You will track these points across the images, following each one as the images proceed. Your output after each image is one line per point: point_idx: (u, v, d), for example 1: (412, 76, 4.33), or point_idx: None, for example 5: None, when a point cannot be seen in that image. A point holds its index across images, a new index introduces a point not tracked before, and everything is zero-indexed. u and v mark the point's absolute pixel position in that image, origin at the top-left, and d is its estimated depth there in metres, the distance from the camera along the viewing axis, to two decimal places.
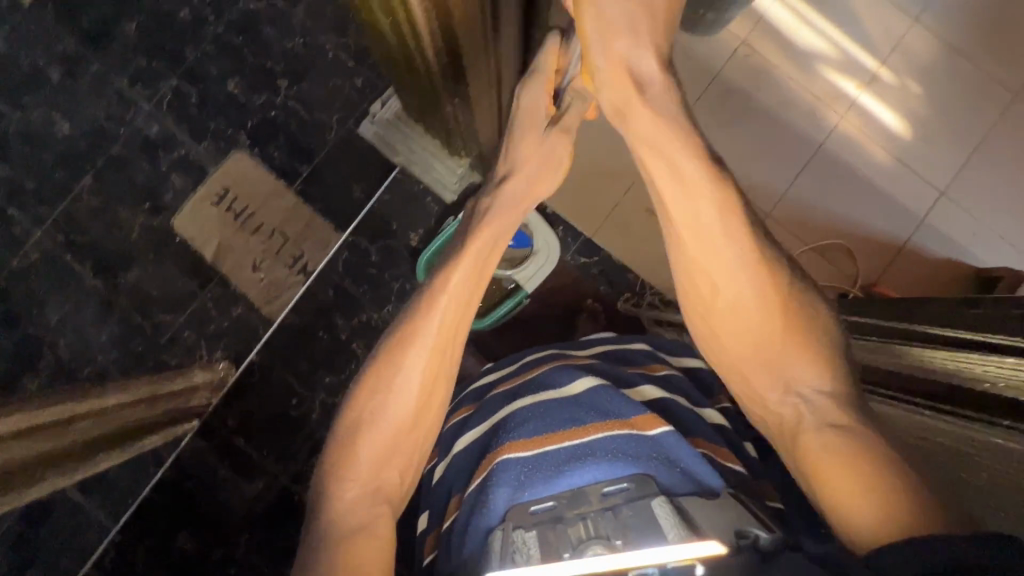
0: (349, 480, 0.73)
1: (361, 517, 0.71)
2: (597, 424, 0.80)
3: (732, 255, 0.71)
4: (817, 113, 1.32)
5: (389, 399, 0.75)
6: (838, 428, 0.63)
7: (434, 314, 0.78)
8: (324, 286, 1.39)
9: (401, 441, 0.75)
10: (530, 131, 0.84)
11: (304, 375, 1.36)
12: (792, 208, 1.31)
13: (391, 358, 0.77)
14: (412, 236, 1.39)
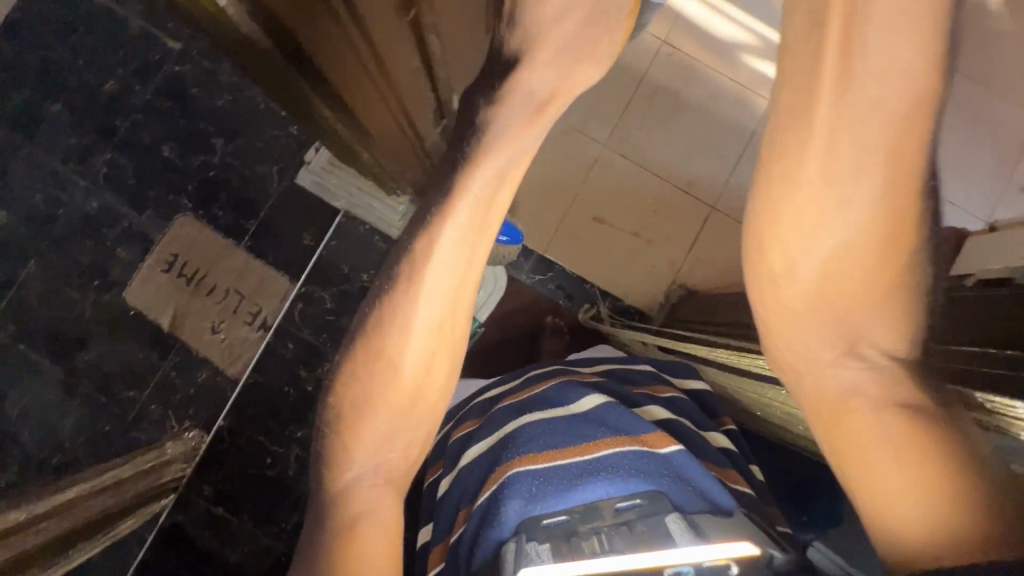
0: (354, 460, 0.68)
1: (367, 496, 0.67)
2: (608, 440, 0.78)
3: (849, 181, 0.56)
4: (745, 101, 1.34)
5: (383, 375, 0.67)
6: (910, 409, 0.51)
7: (419, 295, 0.66)
8: (284, 340, 1.38)
9: (400, 422, 0.69)
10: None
11: (275, 433, 1.35)
12: (736, 196, 1.32)
13: (384, 331, 0.68)
14: (365, 276, 1.38)
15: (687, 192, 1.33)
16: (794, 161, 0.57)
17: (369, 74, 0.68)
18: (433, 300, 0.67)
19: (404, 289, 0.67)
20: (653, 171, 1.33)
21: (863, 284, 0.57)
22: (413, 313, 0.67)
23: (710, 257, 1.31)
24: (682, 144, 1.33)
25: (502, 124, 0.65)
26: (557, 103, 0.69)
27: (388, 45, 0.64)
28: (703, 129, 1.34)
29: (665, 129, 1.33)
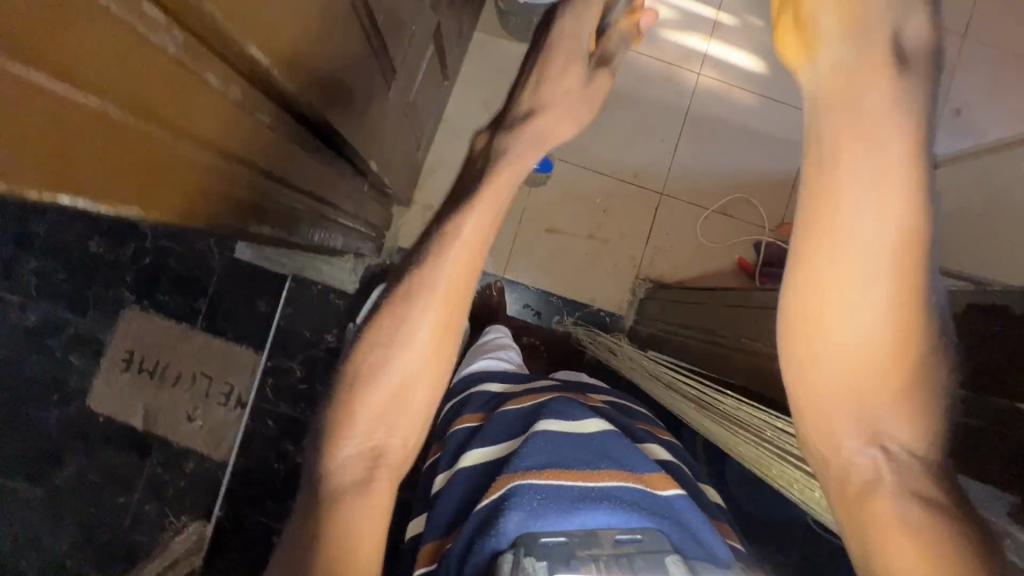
0: (353, 428, 0.55)
1: (356, 471, 0.54)
2: (609, 469, 0.73)
3: (882, 244, 0.40)
4: (674, 79, 1.30)
5: (395, 342, 0.56)
6: (930, 503, 0.39)
7: (438, 283, 0.56)
8: (263, 418, 1.32)
9: (399, 408, 0.56)
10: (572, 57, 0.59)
11: (274, 511, 1.33)
12: (683, 178, 1.31)
13: (402, 305, 0.56)
14: (329, 336, 1.31)
15: (635, 183, 1.30)
16: (827, 208, 0.41)
17: (286, 189, 0.66)
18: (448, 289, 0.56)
19: (429, 262, 0.56)
20: (596, 169, 1.30)
21: (890, 376, 0.41)
22: (436, 287, 0.55)
23: (670, 244, 1.30)
24: (620, 135, 1.30)
25: (524, 140, 0.56)
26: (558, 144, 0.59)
27: (289, 152, 0.61)
28: (638, 115, 1.30)
29: (600, 122, 1.30)
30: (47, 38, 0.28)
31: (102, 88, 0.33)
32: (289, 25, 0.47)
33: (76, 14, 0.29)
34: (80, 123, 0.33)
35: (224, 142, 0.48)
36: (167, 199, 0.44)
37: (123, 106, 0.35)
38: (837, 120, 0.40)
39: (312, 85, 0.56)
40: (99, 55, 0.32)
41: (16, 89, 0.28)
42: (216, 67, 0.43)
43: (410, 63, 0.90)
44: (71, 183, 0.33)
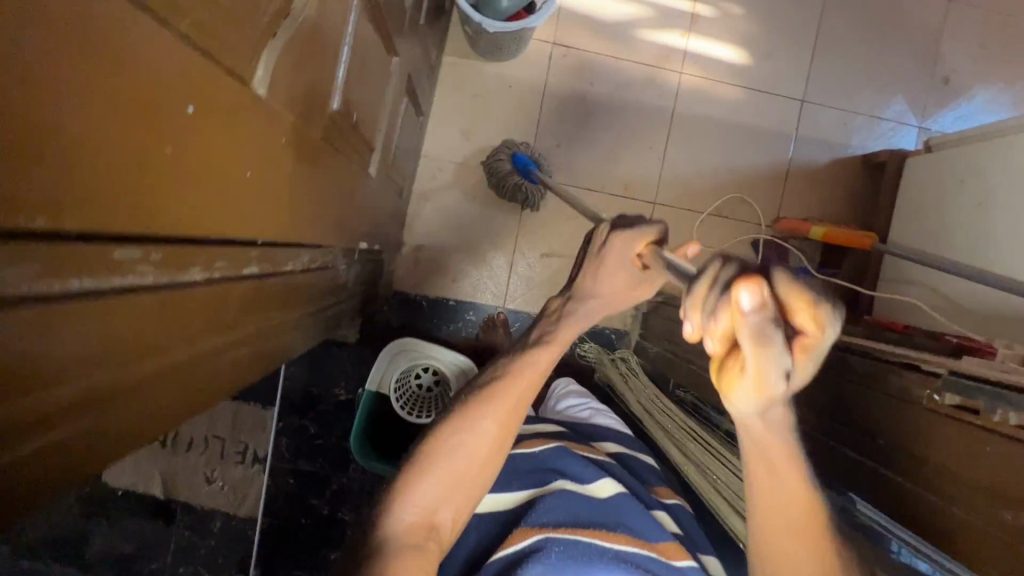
0: (418, 495, 0.58)
1: (414, 539, 0.56)
2: (626, 535, 0.60)
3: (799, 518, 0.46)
4: (657, 81, 1.25)
5: (470, 430, 0.61)
6: None
7: (516, 386, 0.63)
8: (283, 477, 1.29)
9: (462, 487, 0.60)
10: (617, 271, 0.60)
11: (308, 564, 1.30)
12: (676, 183, 1.28)
13: (480, 402, 0.62)
14: (338, 390, 1.29)
15: (626, 196, 1.27)
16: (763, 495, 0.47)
17: (284, 316, 0.63)
18: (522, 393, 0.63)
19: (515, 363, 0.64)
20: (586, 187, 1.26)
21: None
22: (516, 383, 0.63)
23: None
24: (607, 147, 1.26)
25: (581, 311, 0.64)
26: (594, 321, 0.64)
27: (278, 284, 0.58)
28: (622, 126, 1.26)
29: (584, 137, 1.26)
30: (15, 356, 0.26)
31: (74, 371, 0.30)
32: (268, 189, 0.44)
33: (42, 315, 0.26)
34: (43, 416, 0.29)
35: (208, 328, 0.45)
36: (134, 426, 0.40)
37: (98, 370, 0.32)
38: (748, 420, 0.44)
39: (282, 229, 0.52)
40: (72, 338, 0.29)
41: (31, 415, 0.28)
42: (199, 262, 0.39)
43: (388, 121, 0.85)
44: (33, 479, 0.31)
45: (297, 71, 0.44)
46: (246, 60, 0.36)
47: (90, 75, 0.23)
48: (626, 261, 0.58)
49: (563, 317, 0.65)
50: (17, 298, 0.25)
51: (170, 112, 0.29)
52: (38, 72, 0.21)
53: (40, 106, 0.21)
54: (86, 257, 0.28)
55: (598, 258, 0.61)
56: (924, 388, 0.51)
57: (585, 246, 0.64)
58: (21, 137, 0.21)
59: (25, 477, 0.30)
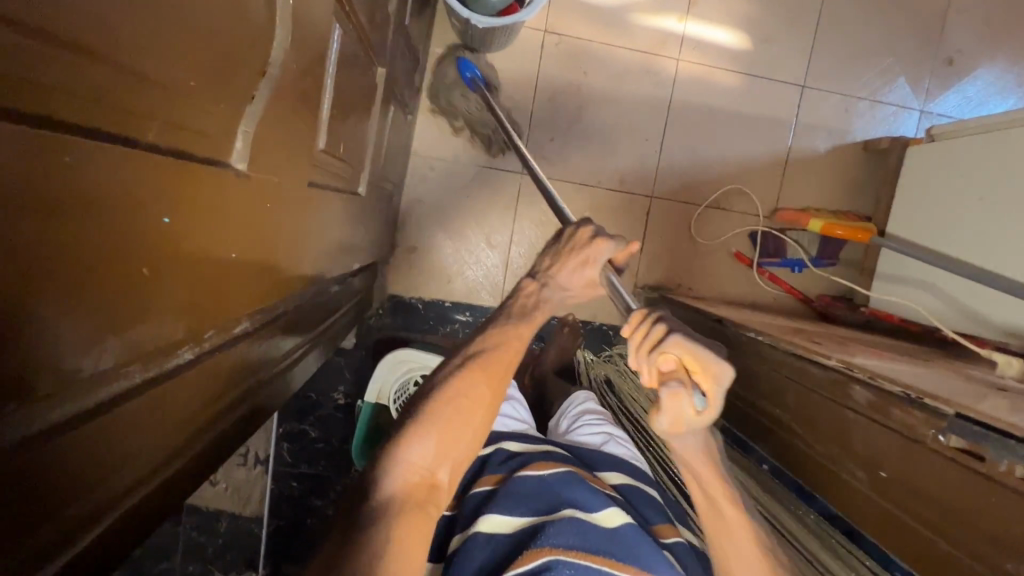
0: (414, 455, 0.57)
1: (415, 499, 0.56)
2: (634, 566, 0.59)
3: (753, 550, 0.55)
4: (653, 69, 1.21)
5: (467, 392, 0.60)
6: None
7: (502, 349, 0.63)
8: (286, 480, 1.28)
9: (460, 448, 0.59)
10: (576, 265, 0.64)
11: None
12: (674, 175, 1.25)
13: (476, 367, 0.61)
14: (337, 394, 1.29)
15: (622, 190, 1.24)
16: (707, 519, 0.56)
17: (282, 357, 0.61)
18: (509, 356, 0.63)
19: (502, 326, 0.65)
20: (580, 182, 1.23)
21: None
22: (504, 347, 0.63)
23: (666, 247, 1.25)
24: (603, 139, 1.22)
25: (557, 298, 0.67)
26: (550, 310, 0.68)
27: (275, 329, 0.56)
28: (619, 116, 1.22)
29: (578, 129, 1.21)
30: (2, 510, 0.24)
31: (47, 510, 0.27)
32: (251, 261, 0.43)
33: (22, 466, 0.24)
34: (29, 561, 0.27)
35: (202, 403, 0.42)
36: (136, 514, 0.38)
37: (84, 491, 0.30)
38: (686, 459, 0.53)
39: (271, 284, 0.50)
40: (53, 474, 0.27)
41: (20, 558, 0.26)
42: (188, 341, 0.36)
43: (378, 130, 0.81)
44: None
45: (281, 129, 0.42)
46: (222, 141, 0.34)
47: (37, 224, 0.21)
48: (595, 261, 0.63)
49: (539, 302, 0.66)
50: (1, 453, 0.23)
51: (141, 224, 0.27)
52: None
53: None
54: (69, 384, 0.26)
55: (574, 254, 0.64)
56: (929, 428, 0.51)
57: (551, 236, 0.69)
58: None
59: None
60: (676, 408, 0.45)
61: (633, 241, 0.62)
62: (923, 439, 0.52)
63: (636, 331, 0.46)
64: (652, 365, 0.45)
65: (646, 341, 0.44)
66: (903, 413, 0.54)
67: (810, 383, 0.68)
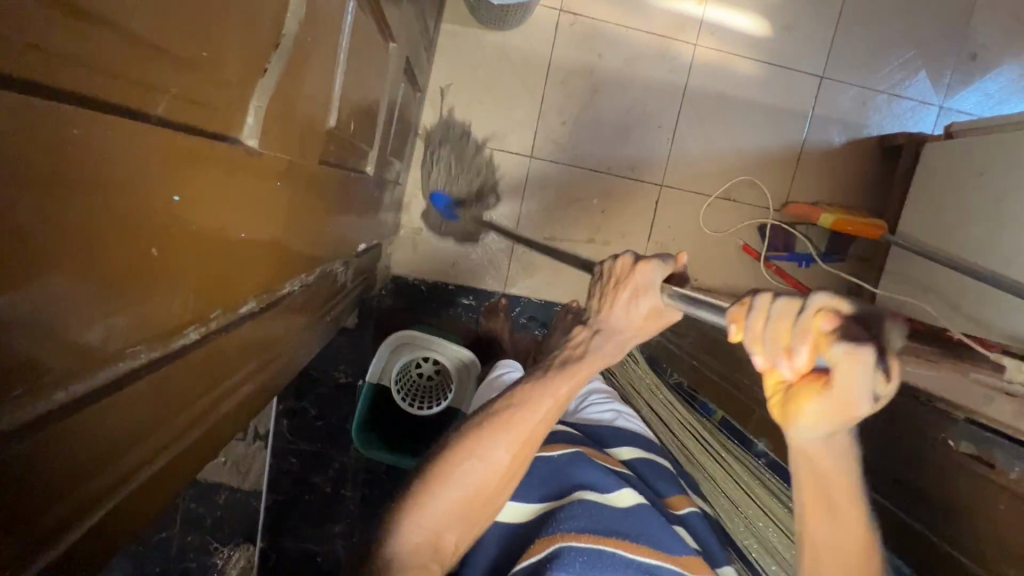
0: (425, 517, 0.58)
1: (420, 560, 0.56)
2: (648, 547, 0.58)
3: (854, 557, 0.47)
4: (668, 54, 1.18)
5: (481, 456, 0.60)
6: None
7: (525, 418, 0.61)
8: (285, 456, 1.28)
9: (470, 512, 0.59)
10: (620, 300, 0.59)
11: (313, 536, 1.29)
12: (685, 165, 1.23)
13: (496, 429, 0.61)
14: (338, 373, 1.29)
15: (632, 177, 1.22)
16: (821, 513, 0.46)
17: (285, 338, 0.60)
18: (531, 427, 0.61)
19: (531, 392, 0.63)
20: (590, 168, 1.21)
21: None
22: (529, 417, 0.62)
23: (674, 237, 1.24)
24: (614, 124, 1.20)
25: (608, 348, 0.63)
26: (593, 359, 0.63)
27: (280, 307, 0.55)
28: (632, 102, 1.19)
29: (590, 114, 1.19)
30: (6, 493, 0.23)
31: (51, 492, 0.27)
32: (260, 239, 0.42)
33: (30, 449, 0.24)
34: (30, 544, 0.26)
35: (206, 383, 0.42)
36: (144, 491, 0.38)
37: (90, 470, 0.30)
38: (813, 462, 0.43)
39: (279, 262, 0.48)
40: (58, 456, 0.26)
41: (27, 539, 0.26)
42: (193, 321, 0.35)
43: (387, 108, 0.79)
44: None
45: (291, 104, 0.40)
46: (233, 114, 0.32)
47: (44, 201, 0.20)
48: (635, 298, 0.58)
49: (585, 354, 0.64)
50: (8, 436, 0.22)
51: (151, 198, 0.26)
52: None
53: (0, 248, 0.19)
54: (75, 362, 0.25)
55: (618, 290, 0.59)
56: (941, 433, 0.52)
57: (591, 277, 0.65)
58: None
59: None
60: (863, 371, 0.34)
61: (662, 264, 0.55)
62: (933, 442, 0.53)
63: (752, 316, 0.38)
64: (805, 332, 0.35)
65: (777, 321, 0.36)
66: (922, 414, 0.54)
67: None
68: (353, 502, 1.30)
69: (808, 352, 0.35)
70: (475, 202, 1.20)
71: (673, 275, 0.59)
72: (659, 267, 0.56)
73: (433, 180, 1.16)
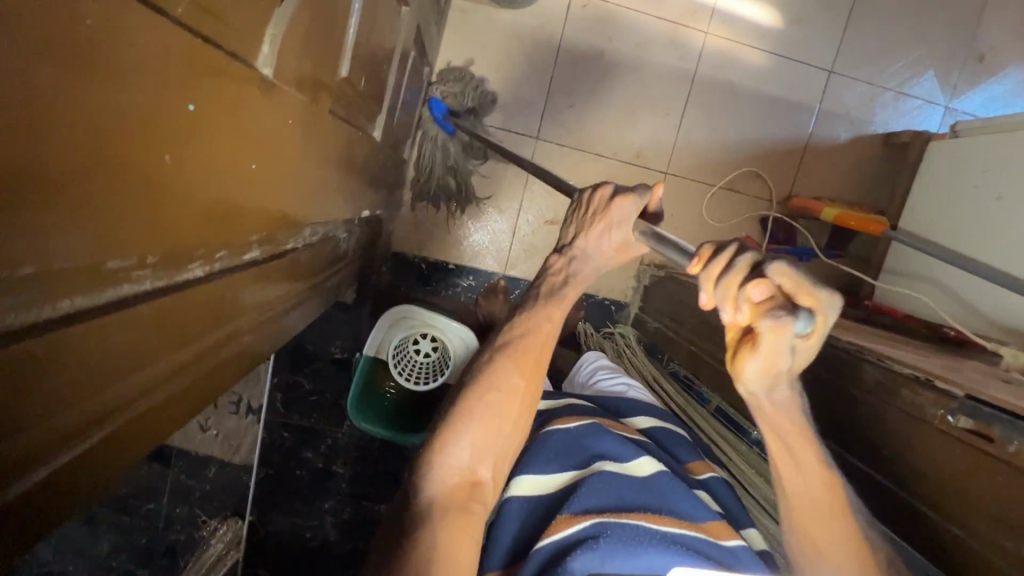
0: (453, 457, 0.57)
1: (458, 500, 0.56)
2: (671, 518, 0.57)
3: (823, 500, 0.51)
4: (679, 40, 1.18)
5: (498, 387, 0.60)
6: None
7: (525, 341, 0.62)
8: (279, 431, 1.27)
9: (499, 443, 0.59)
10: (603, 227, 0.60)
11: (303, 510, 1.28)
12: (690, 154, 1.22)
13: (507, 357, 0.61)
14: (334, 348, 1.25)
15: (637, 163, 1.22)
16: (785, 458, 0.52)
17: (288, 293, 0.59)
18: (535, 347, 0.62)
19: (529, 315, 0.63)
20: (596, 152, 1.20)
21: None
22: (532, 337, 0.62)
23: (676, 226, 1.24)
24: (621, 108, 1.19)
25: (589, 269, 0.64)
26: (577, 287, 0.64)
27: (284, 261, 0.54)
28: (640, 87, 1.19)
29: (598, 97, 1.19)
30: (19, 391, 0.23)
31: (60, 406, 0.26)
32: (269, 176, 0.41)
33: (48, 345, 0.24)
34: (47, 447, 0.26)
35: (214, 320, 0.41)
36: (149, 431, 0.37)
37: (108, 381, 0.30)
38: (766, 414, 0.51)
39: (284, 208, 0.48)
40: (74, 359, 0.26)
41: (46, 440, 0.26)
42: (199, 255, 0.35)
43: (397, 74, 0.79)
44: (58, 494, 0.28)
45: (307, 44, 0.40)
46: (250, 40, 0.32)
47: (65, 79, 0.20)
48: (617, 226, 0.59)
49: (569, 278, 0.64)
50: (25, 328, 0.22)
51: (164, 107, 0.26)
52: (17, 101, 0.18)
53: (24, 119, 0.19)
54: (83, 274, 0.24)
55: (599, 218, 0.60)
56: (939, 409, 0.51)
57: (570, 202, 0.65)
58: (15, 158, 0.19)
59: (47, 500, 0.28)
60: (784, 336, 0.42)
61: (653, 195, 0.57)
62: (931, 420, 0.53)
63: (713, 264, 0.42)
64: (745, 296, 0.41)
65: (729, 275, 0.41)
66: (925, 390, 0.54)
67: (822, 364, 0.68)
68: (345, 478, 1.28)
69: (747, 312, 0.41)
70: (473, 117, 1.15)
71: (648, 211, 0.59)
72: (640, 201, 0.58)
73: (434, 88, 1.14)
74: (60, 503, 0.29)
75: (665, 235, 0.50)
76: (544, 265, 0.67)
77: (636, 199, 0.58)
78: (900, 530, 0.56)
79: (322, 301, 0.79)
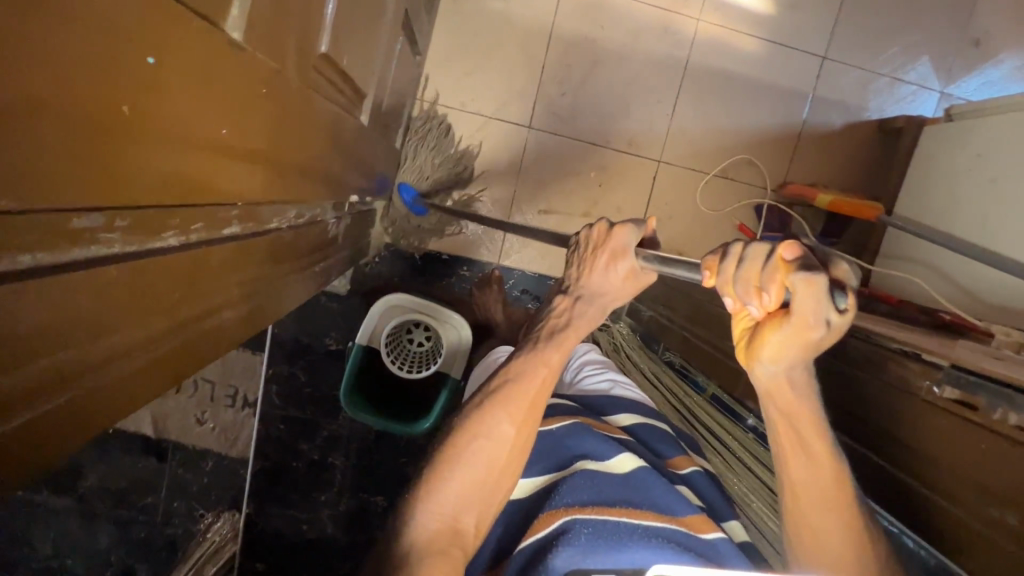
0: (437, 503, 0.57)
1: (439, 545, 0.55)
2: (652, 512, 0.57)
3: (819, 472, 0.50)
4: (670, 28, 1.18)
5: (487, 433, 0.59)
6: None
7: (517, 388, 0.61)
8: (274, 422, 1.23)
9: (484, 492, 0.58)
10: (603, 266, 0.61)
11: (300, 503, 1.27)
12: (684, 142, 1.22)
13: (497, 404, 0.60)
14: (329, 340, 1.23)
15: (631, 152, 1.21)
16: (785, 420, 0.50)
17: (273, 273, 0.59)
18: (526, 394, 0.61)
19: (522, 363, 0.62)
20: (588, 141, 1.20)
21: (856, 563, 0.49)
22: (524, 385, 0.61)
23: (671, 215, 1.24)
24: (614, 97, 1.19)
25: (593, 311, 0.63)
26: (577, 332, 0.63)
27: (268, 239, 0.55)
28: (633, 76, 1.19)
29: (590, 86, 1.18)
30: None
31: (25, 360, 0.26)
32: (246, 147, 0.42)
33: (15, 296, 0.24)
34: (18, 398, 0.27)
35: (194, 292, 0.41)
36: (127, 396, 0.38)
37: (82, 338, 0.30)
38: (765, 377, 0.48)
39: (266, 183, 0.48)
40: (45, 309, 0.27)
41: (15, 392, 0.26)
42: (174, 226, 0.36)
43: (385, 57, 0.79)
44: (31, 448, 0.29)
45: (281, 12, 0.40)
46: (218, 1, 0.32)
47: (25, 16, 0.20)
48: (616, 264, 0.60)
49: (571, 321, 0.63)
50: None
51: (122, 60, 0.26)
52: None
53: None
54: (42, 228, 0.25)
55: (599, 255, 0.61)
56: (925, 380, 0.52)
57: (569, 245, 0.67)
58: None
59: (18, 452, 0.28)
60: (817, 295, 0.39)
61: (638, 228, 0.58)
62: (917, 391, 0.53)
63: (726, 261, 0.44)
64: (772, 273, 0.41)
65: (748, 262, 0.42)
66: (912, 361, 0.54)
67: None
68: (342, 471, 1.27)
69: (777, 290, 0.41)
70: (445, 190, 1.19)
71: (645, 239, 0.61)
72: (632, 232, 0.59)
73: (403, 171, 1.16)
74: (31, 457, 0.29)
75: (670, 256, 0.52)
76: (544, 310, 0.67)
77: (633, 229, 0.59)
78: (889, 502, 0.55)
79: (311, 286, 0.79)
